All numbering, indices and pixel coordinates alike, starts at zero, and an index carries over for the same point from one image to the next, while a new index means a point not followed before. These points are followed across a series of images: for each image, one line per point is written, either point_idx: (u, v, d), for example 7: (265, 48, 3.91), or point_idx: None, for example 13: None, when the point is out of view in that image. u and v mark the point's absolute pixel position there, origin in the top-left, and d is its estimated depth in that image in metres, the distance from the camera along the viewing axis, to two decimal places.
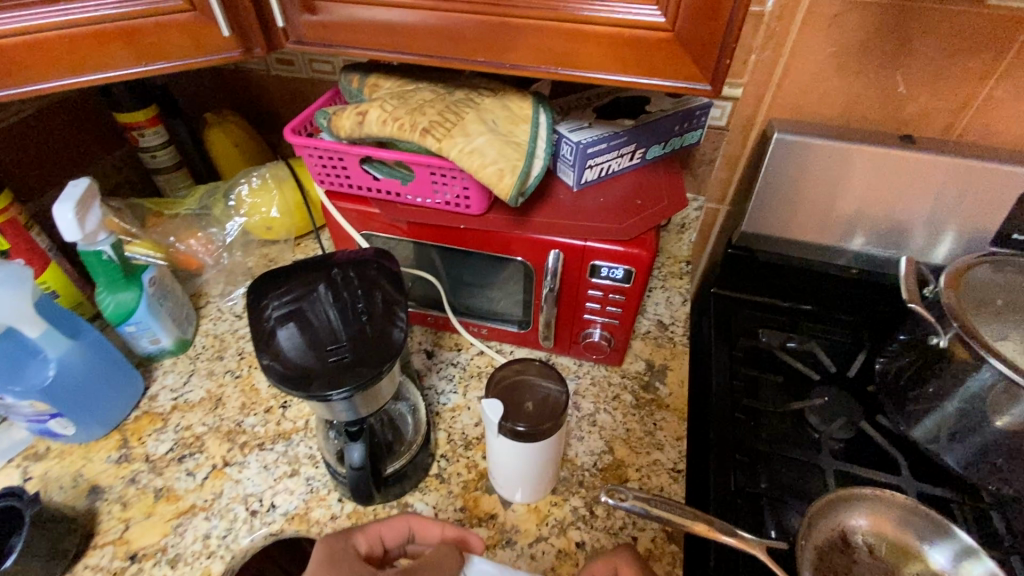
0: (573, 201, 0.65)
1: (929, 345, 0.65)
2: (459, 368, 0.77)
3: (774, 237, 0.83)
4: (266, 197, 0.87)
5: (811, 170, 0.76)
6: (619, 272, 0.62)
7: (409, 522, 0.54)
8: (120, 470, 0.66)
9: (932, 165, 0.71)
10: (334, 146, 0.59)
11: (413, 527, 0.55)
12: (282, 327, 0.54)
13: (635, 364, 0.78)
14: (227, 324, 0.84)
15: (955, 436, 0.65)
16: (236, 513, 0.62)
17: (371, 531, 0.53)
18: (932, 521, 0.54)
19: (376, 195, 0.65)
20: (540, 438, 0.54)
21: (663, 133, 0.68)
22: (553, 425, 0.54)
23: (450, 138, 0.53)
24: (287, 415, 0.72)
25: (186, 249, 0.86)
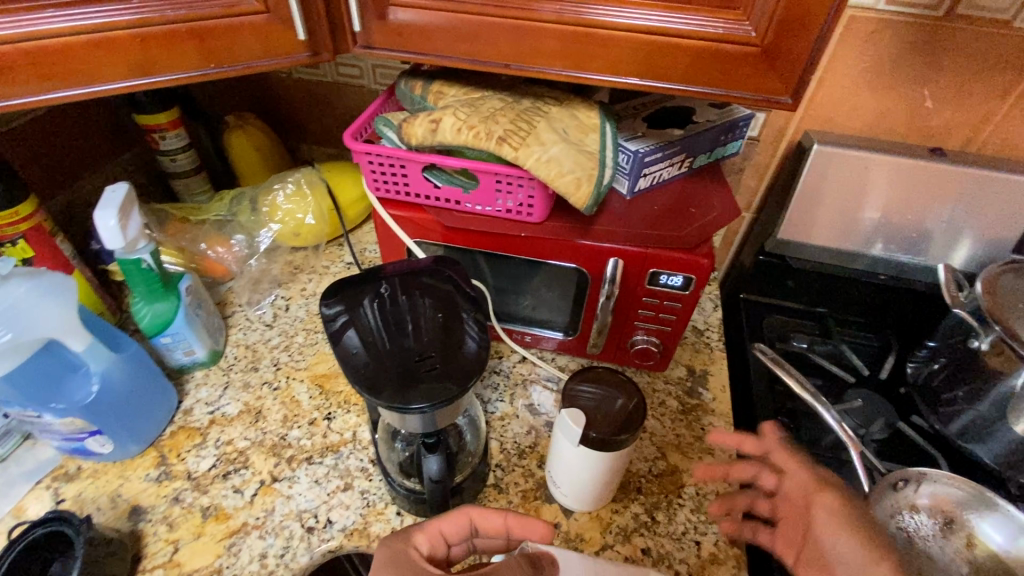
0: (628, 210, 0.66)
1: (967, 347, 0.69)
2: (503, 376, 0.77)
3: (805, 245, 0.85)
4: (302, 203, 0.86)
5: (845, 181, 0.78)
6: (678, 280, 0.63)
7: (469, 515, 0.50)
8: (162, 489, 0.63)
9: (961, 177, 0.75)
10: (398, 153, 0.59)
11: (474, 519, 0.50)
12: (351, 331, 0.53)
13: (677, 369, 0.79)
14: (258, 334, 0.81)
15: (987, 433, 0.68)
16: (292, 530, 0.60)
17: (430, 528, 0.49)
18: (992, 503, 0.58)
19: (433, 202, 0.64)
20: (618, 447, 0.55)
21: (711, 144, 0.69)
22: (630, 436, 0.54)
23: (526, 147, 0.53)
24: (333, 427, 0.70)
25: (213, 256, 0.84)
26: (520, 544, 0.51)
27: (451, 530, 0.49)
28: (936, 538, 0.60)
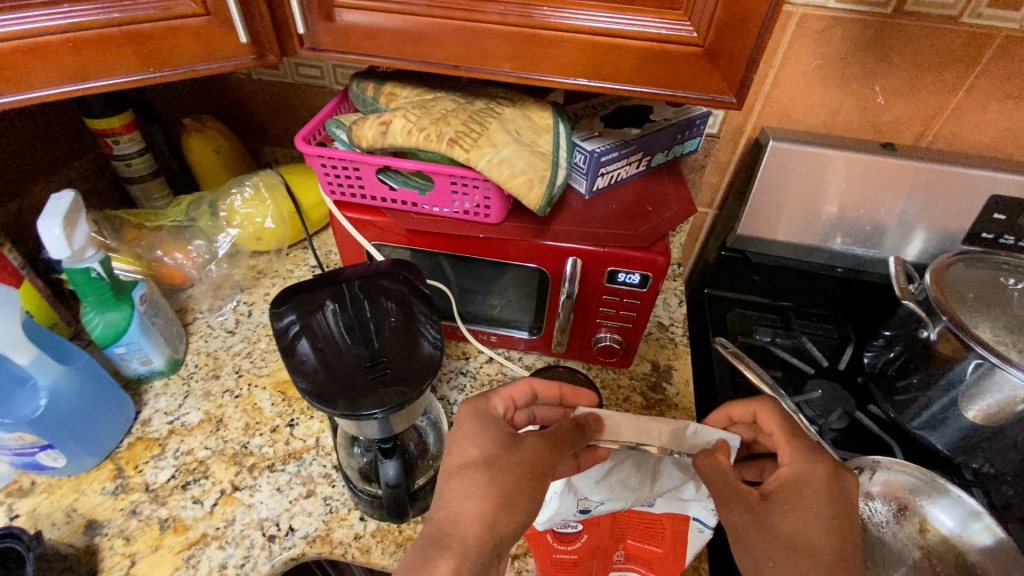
0: (587, 209, 0.67)
1: (918, 338, 0.71)
2: (469, 377, 0.77)
3: (766, 240, 0.87)
4: (260, 207, 0.84)
5: (801, 176, 0.79)
6: (636, 278, 0.64)
7: (532, 382, 0.57)
8: (118, 502, 0.62)
9: (913, 170, 0.76)
10: (350, 156, 0.58)
11: (536, 387, 0.57)
12: (303, 339, 0.53)
13: (641, 365, 0.80)
14: (220, 341, 0.80)
15: (939, 420, 0.70)
16: (253, 539, 0.59)
17: (501, 393, 0.55)
18: (941, 488, 0.60)
19: (390, 205, 0.64)
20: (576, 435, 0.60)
21: (668, 142, 0.70)
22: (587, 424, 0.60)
23: (478, 149, 0.53)
24: (295, 433, 0.69)
25: (171, 262, 0.82)
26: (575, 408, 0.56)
27: (522, 398, 0.55)
28: (890, 524, 0.62)
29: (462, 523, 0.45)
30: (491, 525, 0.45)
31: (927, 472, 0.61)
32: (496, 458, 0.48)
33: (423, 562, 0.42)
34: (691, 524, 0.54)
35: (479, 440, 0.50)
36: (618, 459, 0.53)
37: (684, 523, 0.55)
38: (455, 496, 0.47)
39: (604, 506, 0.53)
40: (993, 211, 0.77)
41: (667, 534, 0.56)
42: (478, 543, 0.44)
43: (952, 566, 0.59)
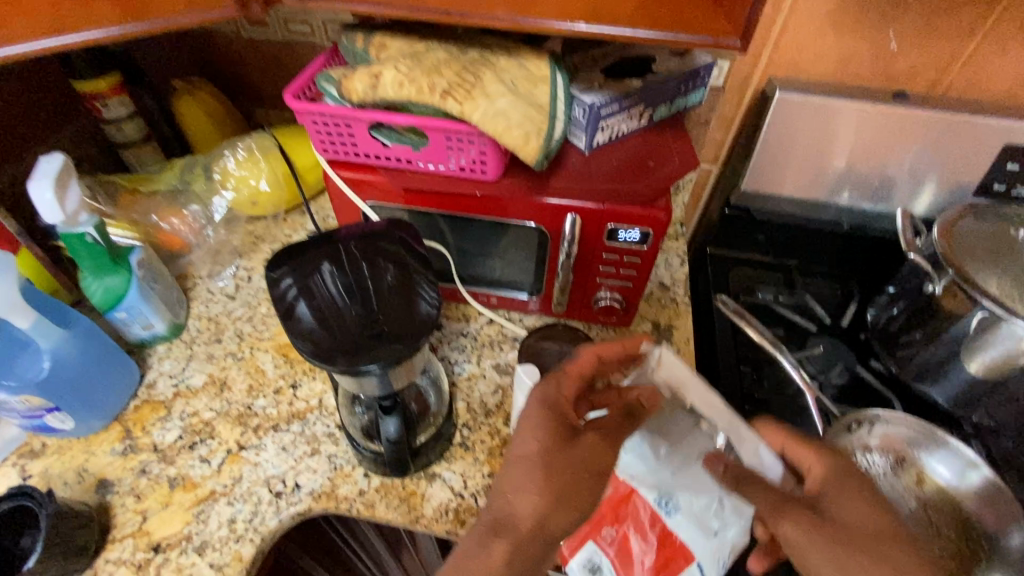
0: (586, 165, 0.65)
1: (923, 292, 0.70)
2: (470, 338, 0.77)
3: (771, 196, 0.85)
4: (254, 169, 0.83)
5: (808, 129, 0.77)
6: (636, 235, 0.63)
7: (596, 352, 0.54)
8: (128, 462, 0.63)
9: (925, 121, 0.73)
10: (340, 111, 0.56)
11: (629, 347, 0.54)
12: (302, 301, 0.52)
13: (642, 325, 0.80)
14: (221, 306, 0.80)
15: (941, 374, 0.69)
16: (260, 496, 0.61)
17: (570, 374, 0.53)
18: (939, 440, 0.61)
19: (384, 163, 0.62)
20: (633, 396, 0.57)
21: (671, 94, 0.67)
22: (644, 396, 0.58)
23: (472, 101, 0.51)
24: (299, 394, 0.70)
25: (169, 228, 0.81)
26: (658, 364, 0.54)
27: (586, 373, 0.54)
28: (888, 475, 0.61)
29: (519, 517, 0.48)
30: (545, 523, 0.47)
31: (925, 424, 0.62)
32: (551, 455, 0.49)
33: (482, 550, 0.46)
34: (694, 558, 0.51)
35: (538, 431, 0.50)
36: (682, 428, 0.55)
37: (689, 555, 0.52)
38: (511, 492, 0.49)
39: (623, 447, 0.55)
40: (1005, 161, 0.75)
41: (664, 547, 0.52)
42: (530, 534, 0.47)
43: (948, 515, 0.59)
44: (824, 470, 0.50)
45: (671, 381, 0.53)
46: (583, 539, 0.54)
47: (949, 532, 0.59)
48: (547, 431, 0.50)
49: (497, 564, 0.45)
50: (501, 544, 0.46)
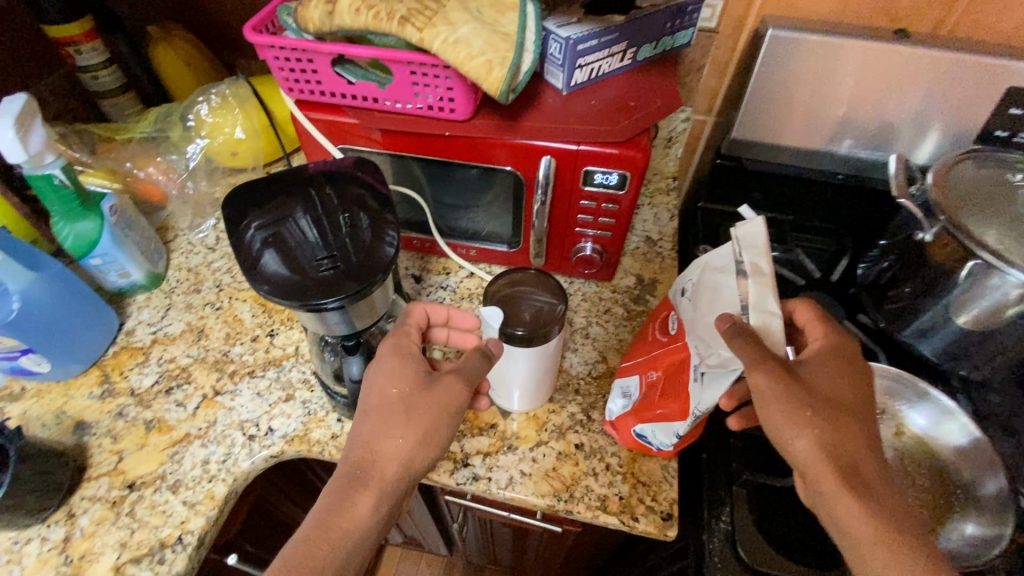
0: (563, 105, 0.62)
1: (914, 241, 0.67)
2: (449, 291, 0.76)
3: (763, 146, 0.81)
4: (229, 117, 0.81)
5: (803, 71, 0.73)
6: (613, 178, 0.61)
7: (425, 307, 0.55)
8: (106, 405, 0.64)
9: (928, 61, 0.69)
10: (301, 44, 0.54)
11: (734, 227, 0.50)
12: (268, 249, 0.51)
13: (625, 279, 0.78)
14: (200, 257, 0.79)
15: (931, 327, 0.67)
16: (234, 438, 0.61)
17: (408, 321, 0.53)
18: (915, 388, 0.59)
19: (352, 102, 0.60)
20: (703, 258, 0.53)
21: (655, 32, 0.64)
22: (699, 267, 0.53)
23: (432, 28, 0.49)
24: (275, 342, 0.70)
25: (145, 176, 0.81)
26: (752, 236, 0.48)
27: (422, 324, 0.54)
28: None
29: (382, 462, 0.44)
30: (412, 459, 0.45)
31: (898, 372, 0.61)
32: (411, 400, 0.46)
33: (344, 501, 0.43)
34: (686, 417, 0.50)
35: (394, 377, 0.47)
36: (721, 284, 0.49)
37: (683, 412, 0.51)
38: (374, 436, 0.45)
39: (693, 302, 0.53)
40: (1012, 106, 0.70)
41: (676, 390, 0.53)
42: (395, 479, 0.44)
43: (923, 465, 0.58)
44: (826, 343, 0.49)
45: (731, 243, 0.49)
46: (631, 372, 0.60)
47: (923, 482, 0.57)
48: (404, 377, 0.47)
49: (365, 515, 0.43)
50: (366, 495, 0.43)
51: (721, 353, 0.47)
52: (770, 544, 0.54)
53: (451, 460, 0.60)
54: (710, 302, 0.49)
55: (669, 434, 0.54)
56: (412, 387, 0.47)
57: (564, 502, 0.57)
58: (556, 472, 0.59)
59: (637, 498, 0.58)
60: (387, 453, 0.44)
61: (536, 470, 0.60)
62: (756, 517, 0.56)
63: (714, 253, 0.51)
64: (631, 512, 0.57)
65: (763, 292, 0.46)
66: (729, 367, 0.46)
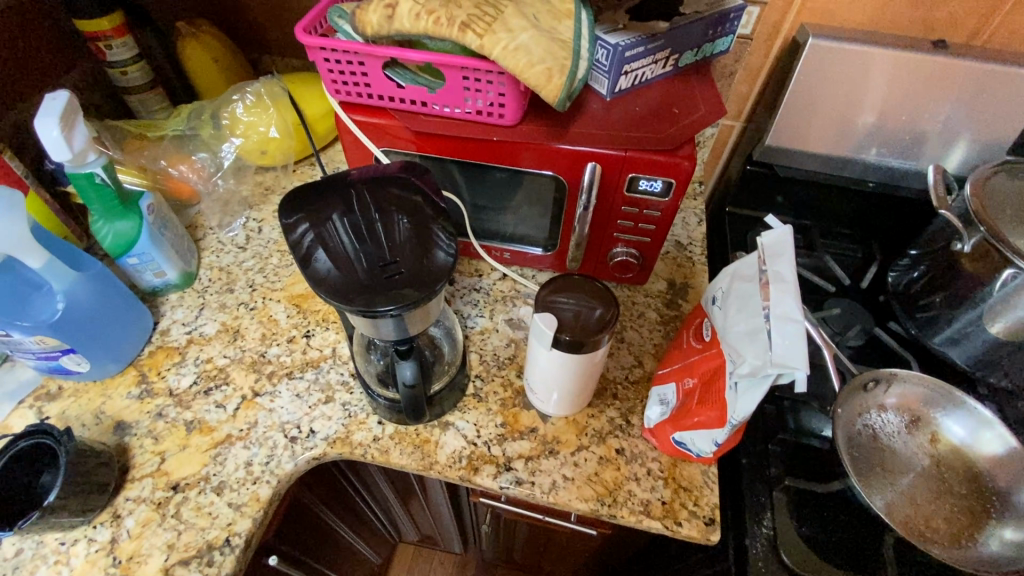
0: (608, 111, 0.62)
1: (949, 251, 0.68)
2: (483, 293, 0.76)
3: (795, 153, 0.82)
4: (263, 115, 0.81)
5: (840, 80, 0.73)
6: (658, 184, 0.61)
7: None
8: (144, 405, 0.64)
9: (965, 72, 0.70)
10: (353, 47, 0.54)
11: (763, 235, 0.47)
12: (319, 248, 0.51)
13: (657, 283, 0.78)
14: (232, 256, 0.79)
15: (962, 335, 0.68)
16: (275, 440, 0.61)
17: None
18: (953, 398, 0.60)
19: (399, 105, 0.60)
20: (738, 263, 0.50)
21: (699, 39, 0.64)
22: (732, 274, 0.51)
23: (493, 34, 0.49)
24: (312, 343, 0.70)
25: (177, 174, 0.80)
26: (778, 245, 0.45)
27: None
28: (901, 434, 0.61)
29: None
30: None
31: (937, 382, 0.62)
32: None
33: None
34: (723, 424, 0.51)
35: None
36: (751, 296, 0.46)
37: (720, 419, 0.52)
38: None
39: (724, 310, 0.51)
40: None
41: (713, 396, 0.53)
42: None
43: (960, 472, 0.58)
44: None
45: (758, 251, 0.47)
46: (669, 379, 0.61)
47: (961, 489, 0.58)
48: None
49: None
50: None
51: (750, 361, 0.44)
52: (814, 550, 0.55)
53: (494, 464, 0.61)
54: (740, 311, 0.47)
55: (707, 442, 0.54)
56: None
57: (608, 507, 0.58)
58: (598, 476, 0.60)
59: (679, 503, 0.58)
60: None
61: (578, 474, 0.60)
62: (798, 522, 0.57)
63: (744, 261, 0.49)
64: (674, 516, 0.57)
65: (783, 297, 0.43)
66: (760, 376, 0.43)
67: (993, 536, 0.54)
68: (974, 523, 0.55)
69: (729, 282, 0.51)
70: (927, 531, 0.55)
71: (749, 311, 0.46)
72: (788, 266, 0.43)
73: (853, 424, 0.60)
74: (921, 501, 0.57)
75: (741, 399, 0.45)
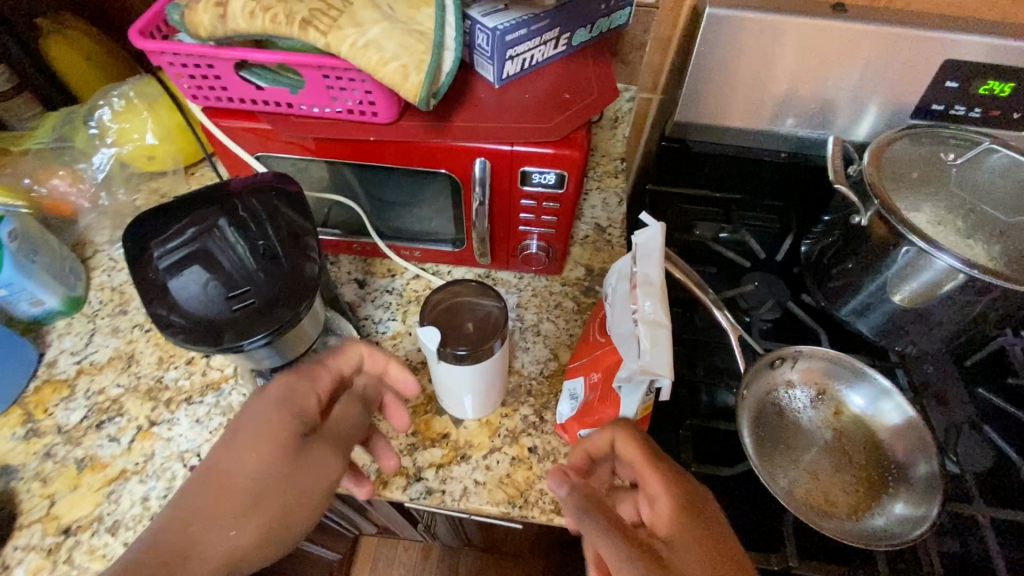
0: (495, 101, 0.59)
1: (850, 224, 0.67)
2: (395, 295, 0.73)
3: (708, 127, 0.80)
4: (136, 121, 0.74)
5: (743, 50, 0.71)
6: (551, 177, 0.58)
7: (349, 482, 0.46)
8: (31, 446, 0.60)
9: (868, 36, 0.68)
10: (196, 50, 0.49)
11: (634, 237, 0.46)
12: (175, 276, 0.47)
13: (574, 270, 0.77)
14: (124, 274, 0.74)
15: (868, 305, 0.69)
16: (174, 471, 0.59)
17: None
18: (856, 370, 0.61)
19: (265, 108, 0.55)
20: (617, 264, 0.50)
21: (590, 15, 0.61)
22: (614, 274, 0.50)
23: (338, 30, 0.45)
24: (212, 364, 0.67)
25: (50, 192, 0.73)
26: (646, 247, 0.44)
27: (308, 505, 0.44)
28: (807, 410, 0.62)
29: None
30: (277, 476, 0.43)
31: (840, 355, 0.62)
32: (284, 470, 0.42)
33: None
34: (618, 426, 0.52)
35: None
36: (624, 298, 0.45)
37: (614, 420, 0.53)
38: None
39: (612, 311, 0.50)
40: (946, 79, 0.70)
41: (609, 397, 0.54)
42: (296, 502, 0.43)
43: (860, 443, 0.60)
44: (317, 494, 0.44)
45: (631, 251, 0.46)
46: (575, 373, 0.61)
47: (861, 461, 0.59)
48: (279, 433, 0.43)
49: None
50: None
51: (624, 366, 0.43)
52: None
53: (404, 475, 0.59)
54: (618, 312, 0.46)
55: None
56: (283, 448, 0.43)
57: (519, 508, 0.57)
58: (510, 478, 0.59)
59: None
60: (206, 490, 0.40)
61: (490, 478, 0.59)
62: None
63: (622, 261, 0.48)
64: None
65: (649, 299, 0.42)
66: (635, 383, 0.42)
67: (887, 508, 0.56)
68: (871, 494, 0.57)
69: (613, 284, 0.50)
70: (826, 507, 0.56)
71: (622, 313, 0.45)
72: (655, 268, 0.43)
73: (760, 402, 0.61)
74: (823, 475, 0.58)
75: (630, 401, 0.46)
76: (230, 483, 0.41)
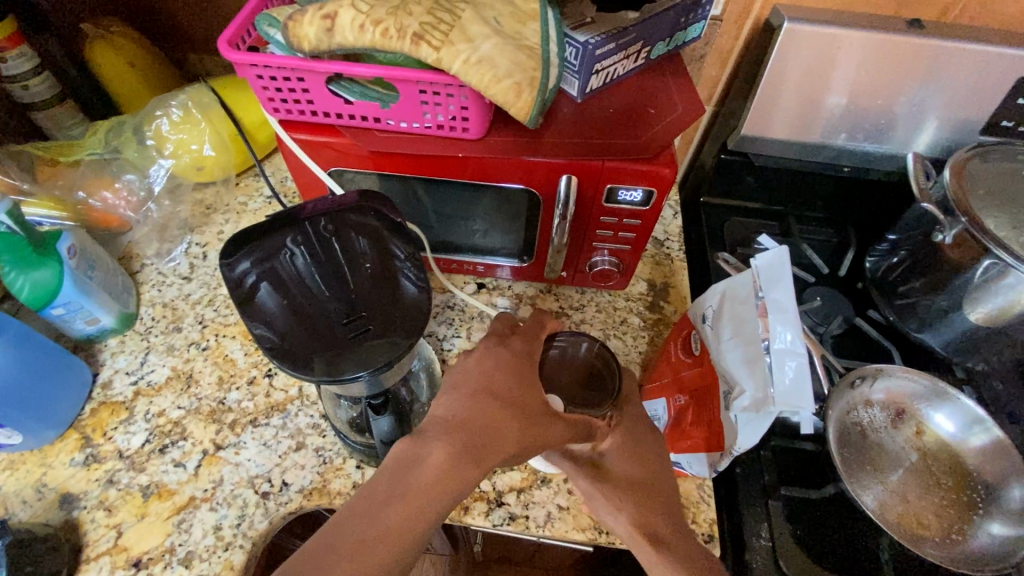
0: (577, 116, 0.58)
1: (931, 240, 0.66)
2: (457, 310, 0.71)
3: (771, 140, 0.78)
4: (194, 131, 0.72)
5: (813, 63, 0.70)
6: (638, 194, 0.57)
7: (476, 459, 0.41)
8: (92, 472, 0.58)
9: (940, 52, 0.67)
10: (290, 63, 0.48)
11: (756, 265, 0.49)
12: (269, 295, 0.47)
13: (637, 285, 0.75)
14: (175, 289, 0.71)
15: (941, 321, 0.68)
16: (245, 498, 0.57)
17: None
18: (944, 392, 0.60)
19: (348, 122, 0.54)
20: (726, 284, 0.52)
21: (669, 29, 0.59)
22: (723, 295, 0.53)
23: (450, 45, 0.44)
24: (275, 384, 0.64)
25: (101, 205, 0.71)
26: (773, 275, 0.48)
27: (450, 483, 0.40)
28: (887, 429, 0.61)
29: None
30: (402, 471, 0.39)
31: (924, 374, 0.61)
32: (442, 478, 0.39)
33: None
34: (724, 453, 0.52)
35: None
36: (748, 326, 0.49)
37: (720, 447, 0.52)
38: None
39: (717, 329, 0.53)
40: (1017, 95, 0.70)
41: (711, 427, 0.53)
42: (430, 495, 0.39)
43: (946, 465, 0.60)
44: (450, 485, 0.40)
45: (753, 276, 0.49)
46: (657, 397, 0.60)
47: (947, 482, 0.59)
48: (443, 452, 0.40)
49: None
50: None
51: (752, 394, 0.48)
52: (808, 555, 0.55)
53: (484, 501, 0.58)
54: (738, 337, 0.50)
55: (703, 466, 0.55)
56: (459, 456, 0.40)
57: (606, 534, 0.56)
58: (593, 501, 0.58)
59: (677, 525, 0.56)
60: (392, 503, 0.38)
61: (572, 503, 0.58)
62: (793, 528, 0.56)
63: (736, 282, 0.51)
64: None
65: (786, 332, 0.46)
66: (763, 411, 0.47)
67: (982, 530, 0.56)
68: (962, 516, 0.57)
69: (723, 305, 0.53)
70: (920, 529, 0.56)
71: (749, 342, 0.49)
72: (786, 301, 0.47)
73: (844, 422, 0.60)
74: (912, 497, 0.58)
75: (744, 430, 0.49)
76: (497, 398, 0.44)
